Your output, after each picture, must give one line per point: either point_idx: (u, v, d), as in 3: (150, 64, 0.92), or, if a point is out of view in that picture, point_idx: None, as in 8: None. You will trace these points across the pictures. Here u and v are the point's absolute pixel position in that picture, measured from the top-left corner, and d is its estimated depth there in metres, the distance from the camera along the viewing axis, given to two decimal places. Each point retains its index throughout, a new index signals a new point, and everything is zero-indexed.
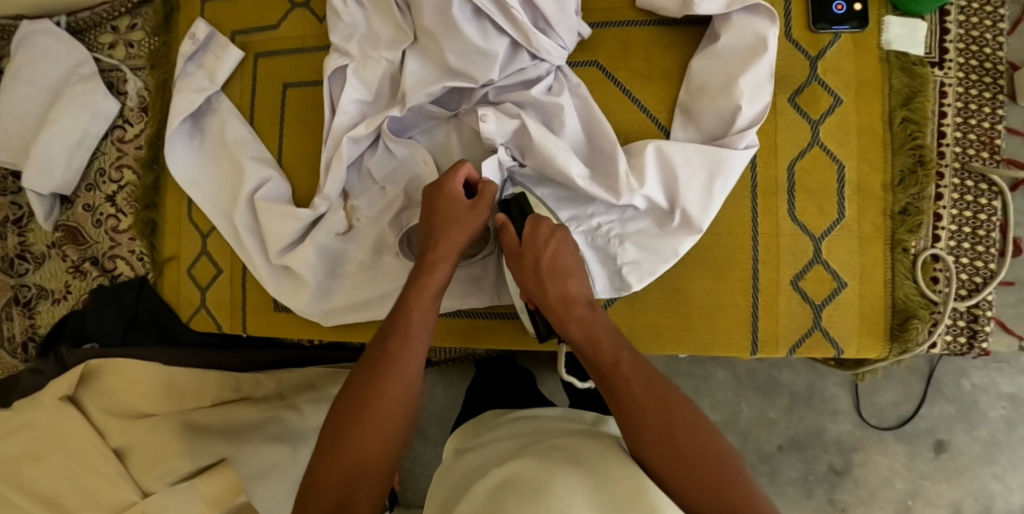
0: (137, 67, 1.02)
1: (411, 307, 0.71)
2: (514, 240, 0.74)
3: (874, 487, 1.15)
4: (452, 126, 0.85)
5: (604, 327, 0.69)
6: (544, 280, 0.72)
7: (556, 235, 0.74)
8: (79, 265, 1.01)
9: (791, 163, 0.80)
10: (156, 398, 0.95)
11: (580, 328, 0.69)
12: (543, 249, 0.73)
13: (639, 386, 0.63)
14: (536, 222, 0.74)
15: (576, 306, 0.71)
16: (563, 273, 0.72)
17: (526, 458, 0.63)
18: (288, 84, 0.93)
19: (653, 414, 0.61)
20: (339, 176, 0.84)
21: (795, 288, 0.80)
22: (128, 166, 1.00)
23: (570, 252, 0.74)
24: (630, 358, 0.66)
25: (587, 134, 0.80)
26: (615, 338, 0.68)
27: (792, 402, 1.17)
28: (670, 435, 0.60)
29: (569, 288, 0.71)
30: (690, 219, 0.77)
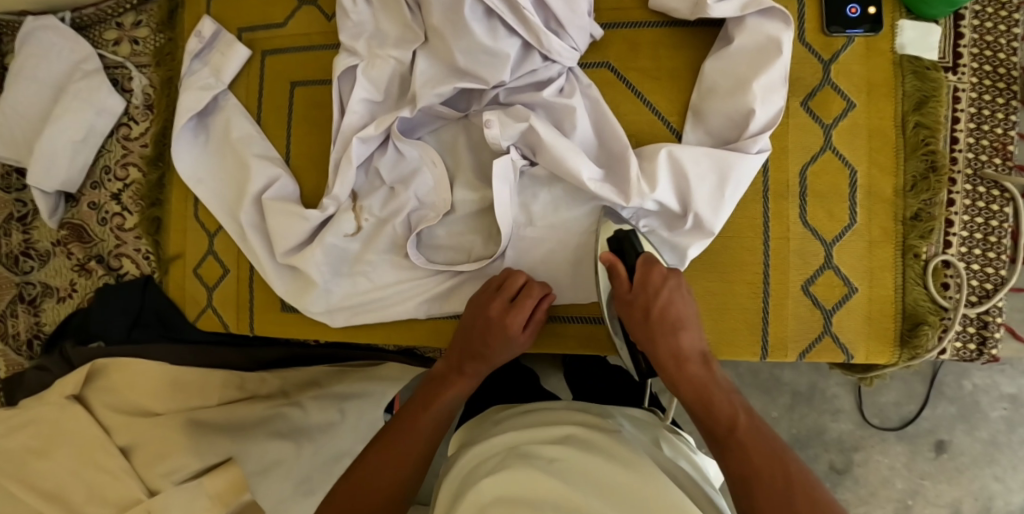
0: (142, 64, 1.01)
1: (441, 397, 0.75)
2: (625, 285, 0.74)
3: (874, 486, 1.15)
4: (461, 126, 0.83)
5: (718, 385, 0.68)
6: (654, 334, 0.71)
7: (667, 283, 0.73)
8: (84, 263, 1.00)
9: (803, 167, 0.79)
10: (163, 396, 0.96)
11: (691, 386, 0.68)
12: (654, 298, 0.72)
13: (755, 450, 0.61)
14: (647, 266, 0.74)
15: (691, 362, 0.69)
16: (675, 325, 0.71)
17: (522, 469, 0.62)
18: (296, 82, 0.92)
19: (765, 479, 0.59)
20: (347, 175, 0.83)
21: (805, 293, 0.80)
22: (133, 164, 1.00)
23: (683, 298, 0.72)
24: (746, 419, 0.64)
25: (598, 136, 0.80)
26: (728, 393, 0.66)
27: (794, 400, 1.17)
28: (782, 499, 0.57)
29: (680, 339, 0.70)
30: (702, 222, 0.77)
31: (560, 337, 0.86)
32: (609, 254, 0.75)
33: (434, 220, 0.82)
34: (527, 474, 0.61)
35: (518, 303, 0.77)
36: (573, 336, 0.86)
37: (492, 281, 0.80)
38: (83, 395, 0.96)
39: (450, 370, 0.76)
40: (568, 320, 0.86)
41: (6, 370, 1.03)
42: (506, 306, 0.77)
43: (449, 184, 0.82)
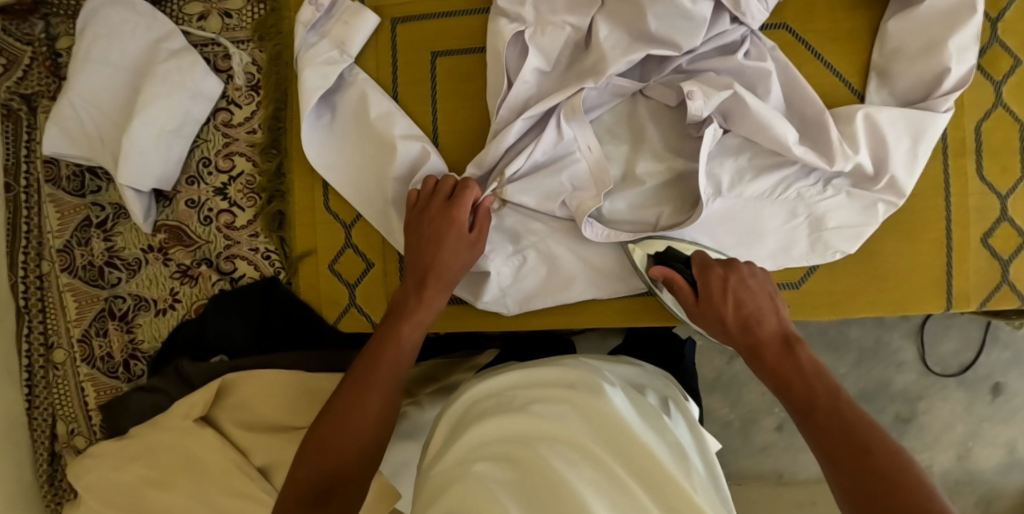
0: (240, 39, 0.89)
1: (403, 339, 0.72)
2: (690, 297, 0.73)
3: (937, 430, 1.33)
4: (639, 97, 0.79)
5: (804, 374, 0.64)
6: (743, 328, 0.69)
7: (729, 284, 0.71)
8: (189, 269, 0.90)
9: (977, 123, 0.81)
10: (301, 408, 0.85)
11: (776, 377, 0.65)
12: (723, 304, 0.71)
13: (845, 434, 0.58)
14: (705, 272, 0.73)
15: (772, 350, 0.67)
16: (753, 317, 0.69)
17: (519, 414, 0.61)
18: (437, 51, 0.83)
19: (846, 444, 0.58)
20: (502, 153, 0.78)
21: (985, 245, 0.81)
22: (240, 153, 0.89)
23: (751, 286, 0.71)
24: (828, 404, 0.61)
25: (786, 100, 0.78)
26: (809, 379, 0.64)
27: (861, 356, 1.32)
28: (868, 459, 0.56)
29: (766, 327, 0.69)
30: (897, 182, 0.77)
31: None
32: (663, 267, 0.74)
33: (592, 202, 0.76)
34: (512, 418, 0.61)
35: (457, 204, 0.75)
36: None
37: (438, 191, 0.76)
38: (209, 416, 0.87)
39: (408, 296, 0.74)
40: None
41: (96, 395, 0.93)
42: (452, 211, 0.75)
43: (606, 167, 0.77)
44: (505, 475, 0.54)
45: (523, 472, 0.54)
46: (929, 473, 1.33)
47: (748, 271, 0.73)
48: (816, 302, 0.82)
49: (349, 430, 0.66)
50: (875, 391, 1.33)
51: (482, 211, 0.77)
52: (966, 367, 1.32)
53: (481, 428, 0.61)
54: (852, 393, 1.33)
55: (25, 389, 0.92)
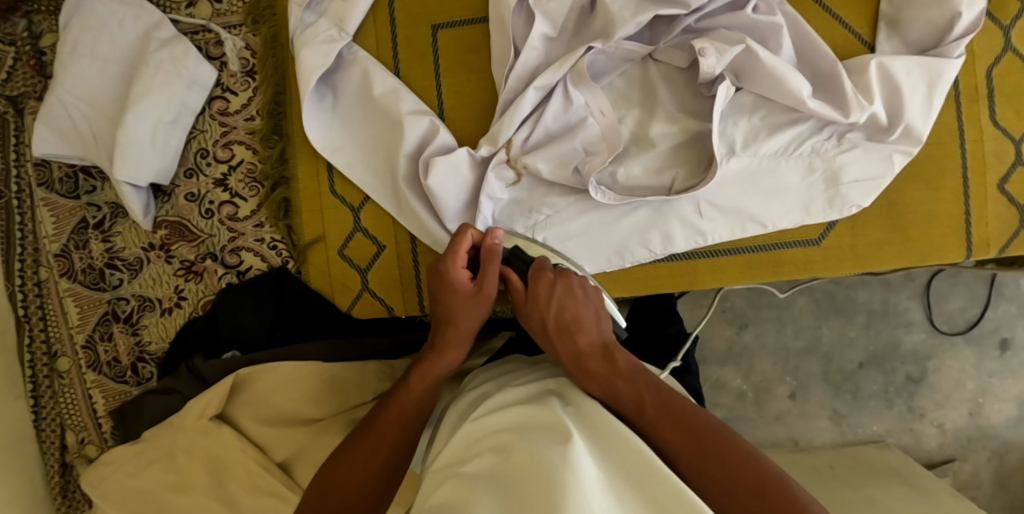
0: (232, 24, 0.87)
1: (413, 387, 0.70)
2: (521, 294, 0.71)
3: (947, 389, 1.33)
4: (649, 60, 0.78)
5: (619, 374, 0.63)
6: (560, 336, 0.68)
7: (557, 288, 0.70)
8: (193, 265, 0.88)
9: (989, 68, 0.80)
10: (321, 400, 0.84)
11: (593, 379, 0.63)
12: (546, 309, 0.69)
13: (674, 431, 0.58)
14: (537, 274, 0.71)
15: (591, 357, 0.65)
16: (572, 326, 0.68)
17: (518, 408, 0.59)
18: (438, 24, 0.81)
19: (673, 428, 0.58)
20: (514, 124, 0.76)
21: (1002, 191, 0.81)
22: (239, 142, 0.86)
23: (574, 290, 0.70)
24: (653, 402, 0.61)
25: (797, 55, 0.77)
26: (631, 381, 0.62)
27: (870, 319, 1.32)
28: (690, 437, 0.57)
29: (587, 335, 0.68)
30: (913, 130, 0.76)
31: (770, 267, 0.82)
32: (499, 265, 0.74)
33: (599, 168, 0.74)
34: (505, 414, 0.59)
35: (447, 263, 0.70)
36: (787, 263, 0.82)
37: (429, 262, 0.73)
38: (226, 413, 0.85)
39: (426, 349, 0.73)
40: (783, 246, 0.81)
41: (106, 401, 0.90)
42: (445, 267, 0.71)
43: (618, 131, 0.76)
44: (496, 466, 0.52)
45: (516, 460, 0.51)
46: (942, 431, 1.33)
47: (578, 280, 0.72)
48: (837, 258, 0.82)
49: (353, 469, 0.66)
50: (885, 353, 1.32)
51: (484, 249, 0.70)
52: (972, 323, 1.32)
53: (484, 422, 0.59)
54: (862, 356, 1.32)
55: (31, 400, 0.91)
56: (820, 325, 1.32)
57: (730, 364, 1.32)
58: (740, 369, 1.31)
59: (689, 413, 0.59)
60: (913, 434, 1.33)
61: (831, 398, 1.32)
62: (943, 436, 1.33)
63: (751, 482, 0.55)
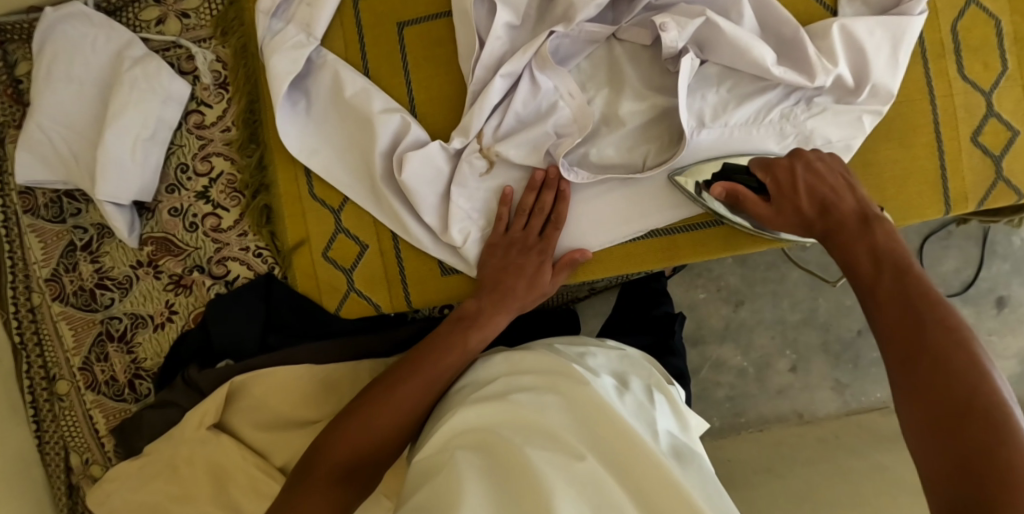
0: (201, 38, 0.88)
1: (469, 344, 0.74)
2: (758, 203, 0.73)
3: None
4: (613, 40, 0.78)
5: (868, 251, 0.65)
6: (827, 212, 0.70)
7: (798, 174, 0.72)
8: (181, 279, 0.88)
9: (953, 23, 0.81)
10: (317, 402, 0.84)
11: (844, 253, 0.67)
12: (797, 197, 0.71)
13: (919, 310, 0.56)
14: (770, 169, 0.73)
15: (846, 224, 0.69)
16: (829, 200, 0.70)
17: (502, 403, 0.61)
18: (404, 21, 0.82)
19: (897, 312, 0.58)
20: (484, 114, 0.77)
21: (975, 144, 0.81)
22: (217, 154, 0.88)
23: (805, 178, 0.71)
24: (890, 277, 0.61)
25: (760, 24, 0.78)
26: (876, 260, 0.64)
27: None
28: (904, 334, 0.56)
29: (846, 208, 0.70)
30: (878, 89, 0.77)
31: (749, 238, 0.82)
32: (722, 184, 0.73)
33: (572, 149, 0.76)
34: (494, 408, 0.61)
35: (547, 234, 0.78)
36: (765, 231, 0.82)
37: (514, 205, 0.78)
38: (223, 422, 0.85)
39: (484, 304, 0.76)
40: None
41: (106, 420, 0.91)
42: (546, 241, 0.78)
43: (588, 113, 0.77)
44: (476, 463, 0.55)
45: (498, 465, 0.55)
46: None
47: (814, 156, 0.73)
48: None
49: (393, 411, 0.67)
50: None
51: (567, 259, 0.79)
52: (967, 284, 1.33)
53: (462, 419, 0.62)
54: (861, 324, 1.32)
55: (33, 425, 0.92)
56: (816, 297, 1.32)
57: (731, 343, 1.32)
58: (740, 346, 1.31)
59: (931, 304, 0.57)
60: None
61: (832, 368, 1.32)
62: None
63: (962, 395, 0.49)
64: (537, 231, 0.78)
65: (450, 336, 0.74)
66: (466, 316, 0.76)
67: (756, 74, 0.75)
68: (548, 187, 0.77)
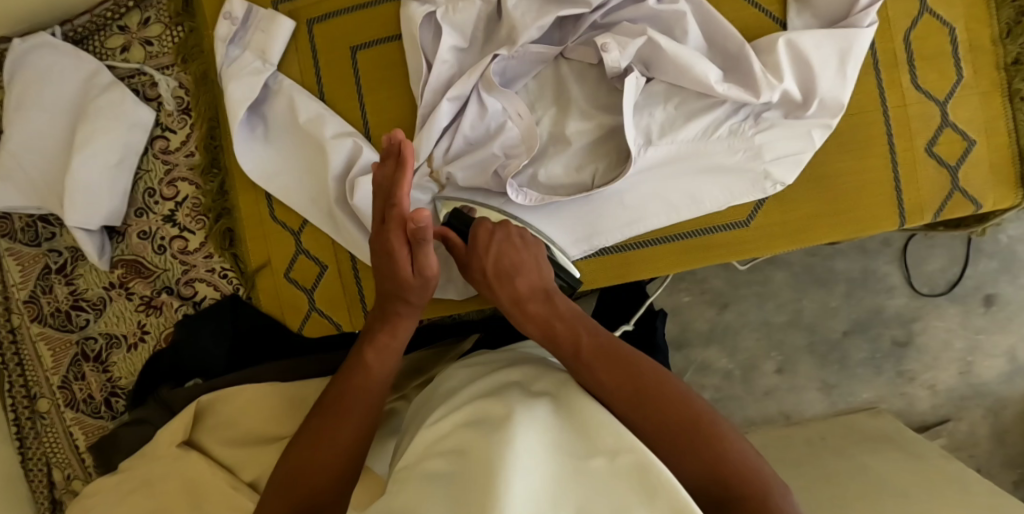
0: (164, 65, 0.90)
1: (371, 364, 0.70)
2: (462, 249, 0.74)
3: (937, 350, 1.30)
4: (561, 60, 0.79)
5: (559, 316, 0.67)
6: (498, 282, 0.71)
7: (494, 237, 0.73)
8: (151, 300, 0.91)
9: (907, 32, 0.80)
10: (285, 417, 0.85)
11: (536, 323, 0.68)
12: (485, 259, 0.72)
13: (633, 361, 0.61)
14: (477, 227, 0.74)
15: (533, 301, 0.69)
16: (509, 273, 0.71)
17: (485, 404, 0.58)
18: (357, 45, 0.83)
19: (612, 369, 0.61)
20: (432, 137, 0.78)
21: (930, 154, 0.81)
22: (182, 179, 0.90)
23: (520, 242, 0.73)
24: (589, 340, 0.64)
25: (706, 40, 0.77)
26: (570, 323, 0.66)
27: (850, 287, 1.30)
28: (631, 381, 0.60)
29: (517, 283, 0.70)
30: (826, 103, 0.77)
31: (703, 251, 0.82)
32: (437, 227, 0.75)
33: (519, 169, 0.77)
34: (475, 411, 0.58)
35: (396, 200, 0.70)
36: (718, 246, 0.82)
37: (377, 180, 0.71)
38: (194, 440, 0.86)
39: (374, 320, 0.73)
40: (711, 231, 0.82)
41: (86, 437, 0.93)
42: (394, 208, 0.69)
43: (536, 133, 0.78)
44: (446, 469, 0.52)
45: (463, 466, 0.51)
46: (935, 393, 1.31)
47: (518, 229, 0.74)
48: (770, 238, 0.81)
49: (321, 459, 0.64)
50: (869, 319, 1.30)
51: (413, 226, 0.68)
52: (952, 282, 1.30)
53: (439, 426, 0.58)
54: (847, 325, 1.30)
55: (17, 442, 0.95)
56: (800, 298, 1.30)
57: (715, 347, 1.31)
58: (726, 350, 1.30)
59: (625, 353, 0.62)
60: (905, 398, 1.31)
61: (819, 369, 1.30)
62: (936, 398, 1.30)
63: (683, 420, 0.57)
64: (382, 214, 0.71)
65: (352, 360, 0.71)
66: (393, 319, 0.72)
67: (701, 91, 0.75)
68: (390, 155, 0.70)
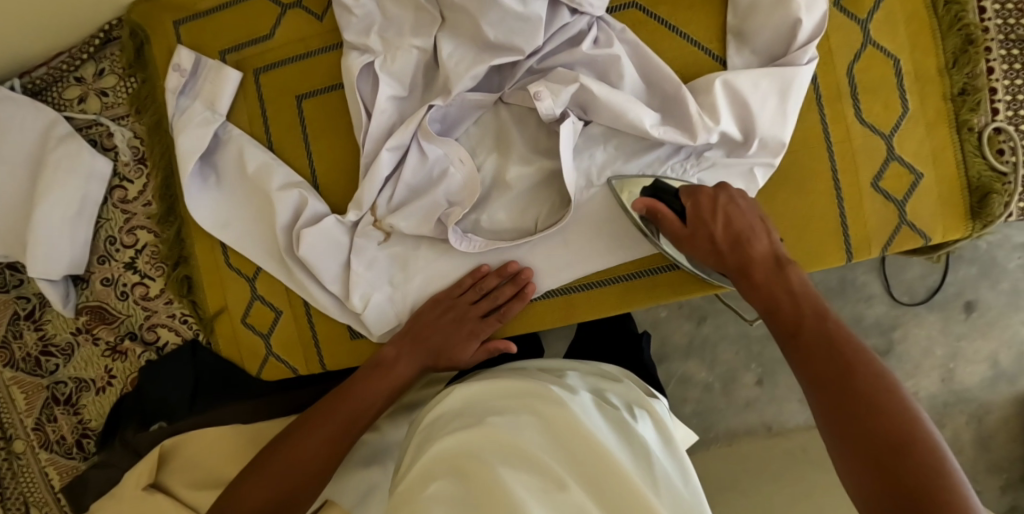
0: (119, 115, 0.92)
1: (384, 375, 0.77)
2: (676, 225, 0.73)
3: (917, 360, 1.15)
4: (500, 106, 0.79)
5: (785, 290, 0.66)
6: (727, 249, 0.70)
7: (719, 202, 0.72)
8: (117, 345, 0.93)
9: (850, 66, 0.79)
10: (249, 457, 0.85)
11: (763, 294, 0.67)
12: (714, 226, 0.71)
13: (846, 351, 0.59)
14: (695, 195, 0.73)
15: (759, 267, 0.69)
16: (743, 237, 0.70)
17: (475, 428, 0.56)
18: (301, 94, 0.85)
19: (826, 362, 0.59)
20: (375, 187, 0.79)
21: (876, 189, 0.80)
22: (141, 227, 0.91)
23: (730, 206, 0.72)
24: (812, 320, 0.63)
25: (644, 81, 0.77)
26: (797, 298, 0.65)
27: (830, 296, 1.14)
28: (849, 375, 0.56)
29: (762, 247, 0.70)
30: (767, 141, 0.75)
31: (645, 292, 0.82)
32: (645, 200, 0.73)
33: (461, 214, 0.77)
34: (481, 431, 0.55)
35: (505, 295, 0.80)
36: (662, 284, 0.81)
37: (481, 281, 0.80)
38: (160, 482, 0.86)
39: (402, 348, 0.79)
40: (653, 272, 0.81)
41: (60, 477, 0.94)
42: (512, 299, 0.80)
43: (478, 180, 0.78)
44: (451, 496, 0.50)
45: (470, 494, 0.49)
46: (915, 402, 1.16)
47: (738, 193, 0.73)
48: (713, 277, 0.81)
49: (303, 462, 0.72)
50: (847, 329, 1.16)
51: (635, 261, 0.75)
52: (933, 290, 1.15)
53: (444, 445, 0.56)
54: None
55: None
56: None
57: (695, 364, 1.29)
58: None
59: (850, 352, 0.58)
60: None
61: None
62: (917, 407, 1.16)
63: (896, 435, 0.51)
64: (480, 313, 0.79)
65: (366, 378, 0.77)
66: (381, 363, 0.78)
67: (636, 134, 0.75)
68: None
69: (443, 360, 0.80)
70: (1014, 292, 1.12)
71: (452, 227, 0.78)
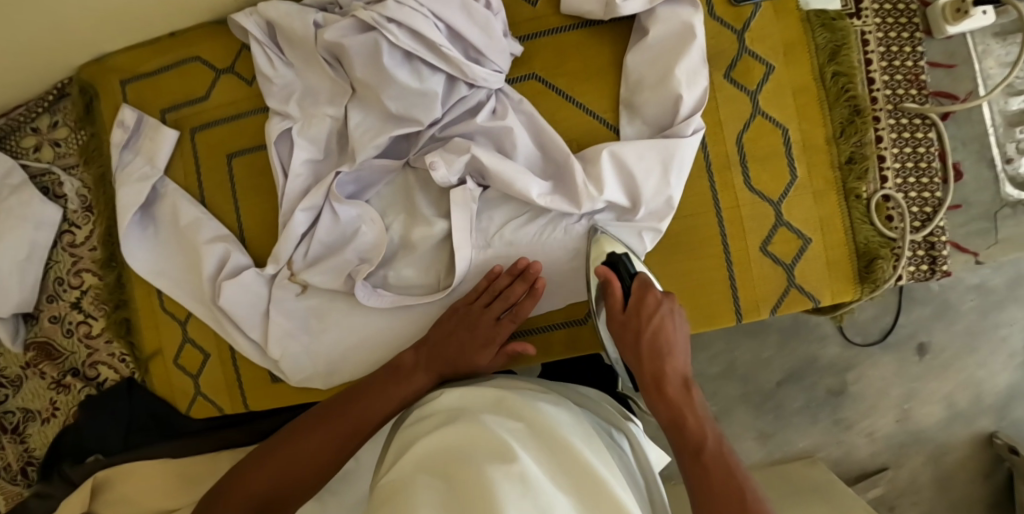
0: (70, 165, 0.99)
1: (404, 379, 0.75)
2: (619, 304, 0.75)
3: (872, 400, 1.14)
4: (408, 170, 0.85)
5: (692, 411, 0.67)
6: (643, 357, 0.71)
7: (660, 308, 0.74)
8: (60, 380, 0.99)
9: (738, 135, 0.83)
10: (178, 491, 0.89)
11: (667, 406, 0.68)
12: (647, 323, 0.73)
13: (717, 477, 0.61)
14: (641, 290, 0.75)
15: (672, 384, 0.69)
16: (663, 353, 0.71)
17: (464, 426, 0.58)
18: (232, 153, 0.92)
19: (721, 482, 0.60)
20: (290, 244, 0.85)
21: (764, 253, 0.83)
22: (87, 270, 0.99)
23: (671, 317, 0.74)
24: (713, 445, 0.64)
25: (540, 150, 0.82)
26: (702, 423, 0.66)
27: (782, 337, 1.13)
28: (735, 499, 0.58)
29: (673, 364, 0.71)
30: (653, 208, 0.80)
31: (546, 347, 0.87)
32: (605, 268, 0.76)
33: (369, 269, 0.82)
34: (465, 429, 0.57)
35: (517, 297, 0.79)
36: (558, 341, 0.87)
37: (495, 284, 0.81)
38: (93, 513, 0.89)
39: (423, 347, 0.79)
40: (551, 328, 0.87)
41: (7, 502, 1.00)
42: (523, 299, 0.79)
43: (387, 238, 0.84)
44: (438, 494, 0.51)
45: (457, 492, 0.51)
46: (872, 440, 1.15)
47: (678, 307, 0.75)
48: None
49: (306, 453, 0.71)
50: (802, 368, 1.14)
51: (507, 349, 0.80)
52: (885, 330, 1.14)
53: (431, 441, 0.57)
54: (783, 374, 1.14)
55: None
56: (732, 350, 1.13)
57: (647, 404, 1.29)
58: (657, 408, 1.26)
59: (740, 476, 0.61)
60: (842, 446, 1.15)
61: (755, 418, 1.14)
62: (874, 446, 1.15)
63: None
64: (493, 315, 0.79)
65: (385, 382, 0.75)
66: (402, 367, 0.77)
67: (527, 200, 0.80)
68: (523, 279, 0.80)
69: (461, 372, 0.77)
70: (969, 333, 1.13)
71: (361, 282, 0.83)
